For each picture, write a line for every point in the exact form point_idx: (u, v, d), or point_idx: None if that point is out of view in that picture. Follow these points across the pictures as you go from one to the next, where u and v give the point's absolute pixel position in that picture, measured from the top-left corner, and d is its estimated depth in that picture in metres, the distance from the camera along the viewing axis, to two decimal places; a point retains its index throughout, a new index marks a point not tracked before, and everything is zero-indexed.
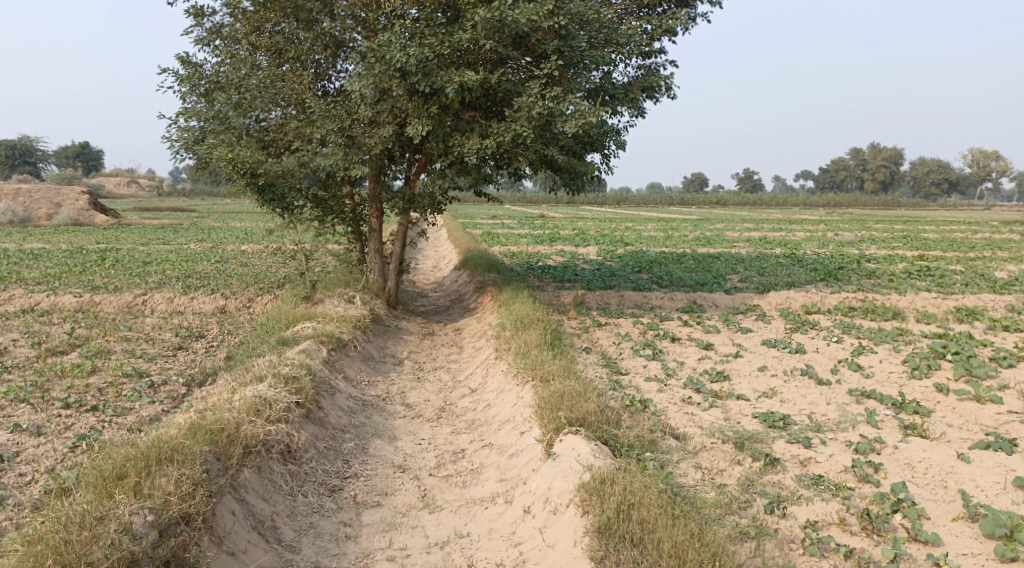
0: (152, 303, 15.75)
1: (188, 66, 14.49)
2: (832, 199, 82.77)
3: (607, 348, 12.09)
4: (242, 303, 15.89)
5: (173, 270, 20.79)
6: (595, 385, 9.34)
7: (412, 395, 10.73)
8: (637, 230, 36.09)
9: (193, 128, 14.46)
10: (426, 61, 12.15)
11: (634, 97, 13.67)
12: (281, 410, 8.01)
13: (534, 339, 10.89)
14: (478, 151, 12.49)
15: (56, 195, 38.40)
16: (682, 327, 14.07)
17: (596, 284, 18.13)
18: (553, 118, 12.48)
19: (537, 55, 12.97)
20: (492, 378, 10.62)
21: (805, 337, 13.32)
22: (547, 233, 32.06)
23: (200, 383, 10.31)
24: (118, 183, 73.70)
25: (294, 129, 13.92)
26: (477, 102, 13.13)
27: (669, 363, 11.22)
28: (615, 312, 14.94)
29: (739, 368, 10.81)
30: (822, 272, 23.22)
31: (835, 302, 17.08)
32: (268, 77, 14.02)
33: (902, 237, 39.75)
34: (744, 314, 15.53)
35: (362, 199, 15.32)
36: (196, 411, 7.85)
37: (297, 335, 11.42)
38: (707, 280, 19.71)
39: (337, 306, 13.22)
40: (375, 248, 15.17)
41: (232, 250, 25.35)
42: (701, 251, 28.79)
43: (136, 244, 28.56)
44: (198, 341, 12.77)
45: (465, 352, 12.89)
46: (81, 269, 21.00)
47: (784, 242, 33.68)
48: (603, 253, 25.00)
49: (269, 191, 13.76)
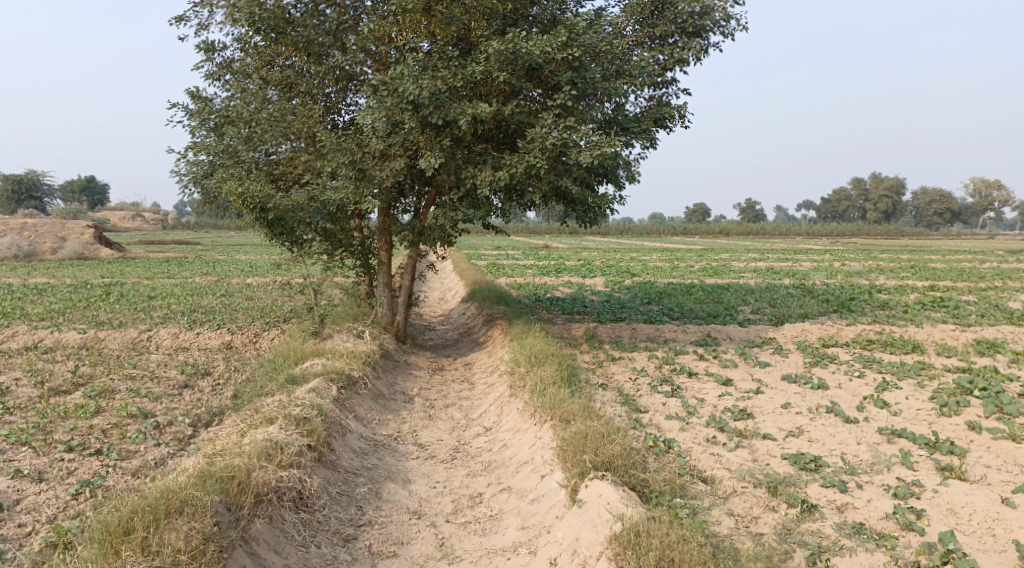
0: (157, 339, 15.47)
1: (197, 100, 14.37)
2: (836, 228, 82.63)
3: (623, 384, 11.77)
4: (248, 338, 15.61)
5: (178, 305, 20.54)
6: (616, 424, 9.02)
7: (425, 434, 10.40)
8: (643, 261, 35.84)
9: (202, 162, 14.31)
10: (438, 94, 11.99)
11: (647, 128, 13.50)
12: (293, 454, 7.70)
13: (550, 376, 10.58)
14: (491, 183, 12.28)
15: (62, 229, 38.24)
16: (699, 361, 13.76)
17: (607, 316, 17.84)
18: (567, 150, 12.27)
19: (549, 87, 12.81)
20: (508, 416, 10.30)
21: (826, 372, 13.00)
22: (553, 264, 31.82)
23: (208, 423, 10.02)
24: (123, 217, 73.82)
25: (304, 163, 13.76)
26: (489, 133, 12.95)
27: (689, 400, 10.91)
28: (629, 346, 14.64)
29: (762, 405, 10.49)
30: (835, 303, 22.91)
31: (852, 334, 16.78)
32: (279, 110, 13.83)
33: (910, 267, 39.49)
34: (760, 347, 15.22)
35: (371, 232, 15.13)
36: (204, 455, 7.55)
37: (307, 372, 11.13)
38: (719, 312, 19.42)
39: (346, 342, 12.94)
40: (383, 282, 14.92)
41: (237, 283, 25.12)
42: (710, 281, 28.49)
43: (141, 278, 28.37)
44: (204, 379, 12.49)
45: (477, 388, 12.57)
46: (85, 304, 20.75)
47: (793, 273, 33.42)
48: (612, 285, 24.73)
49: (278, 225, 13.55)
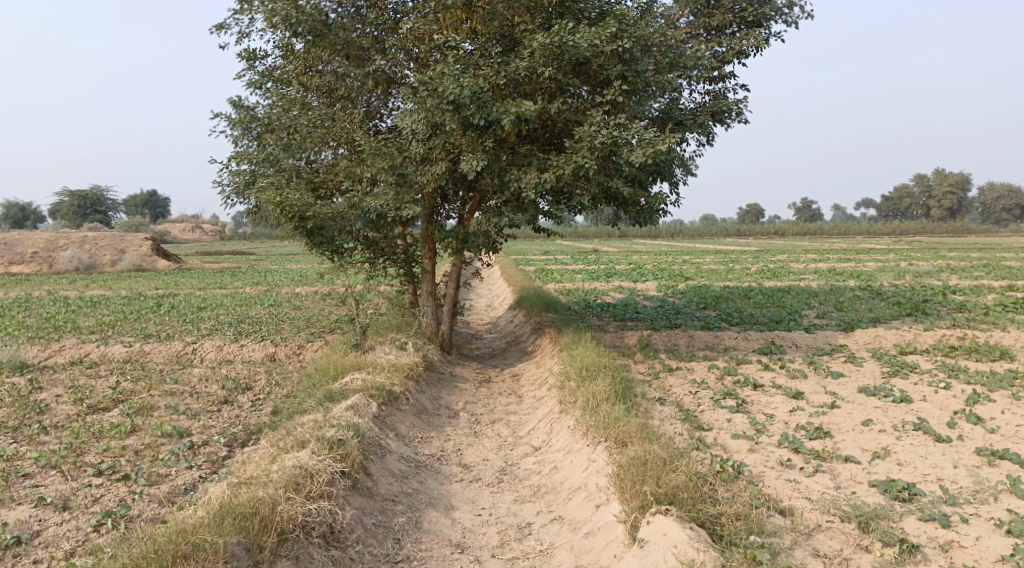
0: (201, 351, 15.03)
1: (239, 110, 13.86)
2: (898, 227, 79.94)
3: (683, 397, 10.93)
4: (293, 349, 15.08)
5: (226, 316, 20.19)
6: (678, 446, 8.20)
7: (470, 454, 9.70)
8: (698, 264, 34.77)
9: (244, 171, 13.78)
10: (480, 92, 11.34)
11: (704, 121, 12.57)
12: (324, 484, 7.09)
13: (603, 390, 9.80)
14: (537, 185, 11.57)
15: (120, 242, 38.56)
16: (765, 371, 12.82)
17: (662, 323, 16.99)
18: (618, 148, 11.48)
19: (598, 82, 12.04)
20: (558, 435, 9.55)
21: (906, 384, 12.01)
22: (605, 268, 30.94)
23: (244, 443, 9.45)
24: (183, 229, 75.00)
25: (344, 169, 13.21)
26: (535, 133, 12.23)
27: (757, 416, 10.04)
28: (686, 355, 13.77)
29: (838, 423, 9.60)
30: (906, 305, 21.73)
31: (930, 341, 15.66)
32: (319, 116, 13.28)
33: (980, 265, 37.75)
34: (830, 355, 14.21)
35: (415, 238, 14.54)
36: (228, 484, 6.96)
37: (346, 388, 10.51)
38: (783, 317, 18.43)
39: (389, 353, 12.34)
40: (428, 290, 14.29)
41: (287, 293, 24.81)
42: (769, 284, 27.37)
43: (194, 289, 28.30)
44: (245, 394, 11.98)
45: (526, 403, 11.83)
46: (135, 317, 20.51)
47: (857, 274, 32.04)
48: (666, 289, 23.83)
49: (319, 233, 13.03)
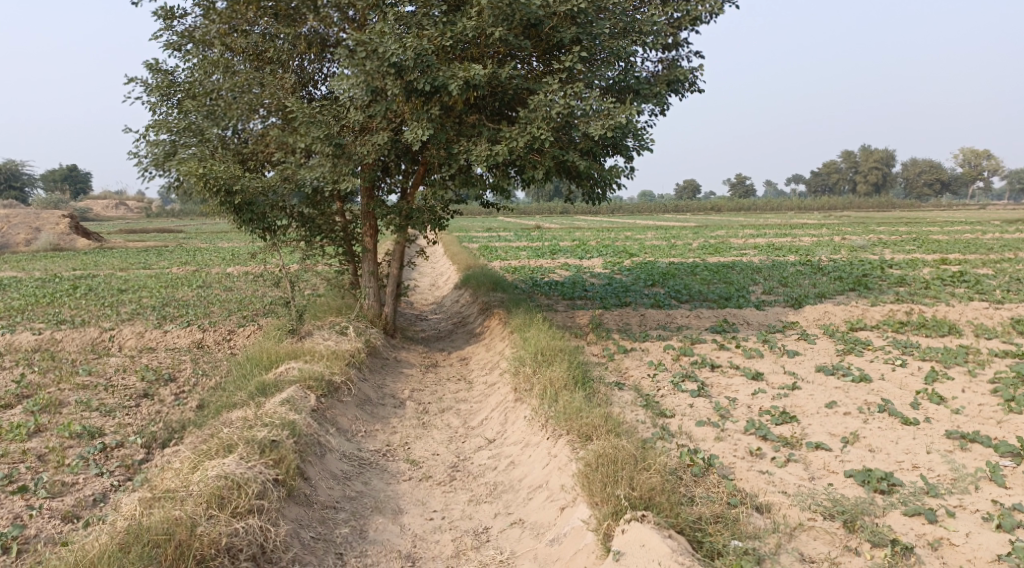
0: (120, 339, 13.96)
1: (157, 74, 12.78)
2: (828, 202, 81.40)
3: (640, 381, 10.42)
4: (222, 335, 14.12)
5: (150, 299, 18.99)
6: (643, 438, 7.68)
7: (418, 448, 9.04)
8: (639, 240, 34.48)
9: (164, 142, 12.61)
10: (424, 55, 10.56)
11: (659, 92, 12.00)
12: (254, 497, 6.38)
13: (560, 377, 9.22)
14: (487, 159, 10.90)
15: (37, 221, 36.48)
16: (720, 351, 12.40)
17: (611, 301, 16.49)
18: (572, 119, 10.86)
19: (550, 46, 11.38)
20: (513, 427, 8.95)
21: (863, 362, 11.72)
22: (547, 245, 30.37)
23: (164, 443, 8.78)
24: (106, 206, 71.93)
25: (276, 140, 12.24)
26: (482, 102, 11.49)
27: (719, 400, 9.58)
28: (639, 334, 13.28)
29: (802, 406, 9.19)
30: (850, 280, 21.70)
31: (879, 316, 15.48)
32: (243, 81, 12.25)
33: (912, 238, 38.36)
34: (783, 332, 13.87)
35: (354, 215, 13.70)
36: (140, 502, 6.21)
37: (280, 378, 9.70)
38: (731, 293, 18.11)
39: (327, 339, 11.53)
40: (369, 270, 13.45)
41: (217, 273, 23.63)
42: (711, 259, 27.18)
43: (115, 270, 26.78)
44: (167, 387, 11.06)
45: (475, 389, 11.19)
46: (49, 301, 19.16)
47: (796, 249, 32.14)
48: (610, 265, 23.38)
49: (248, 209, 12.10)
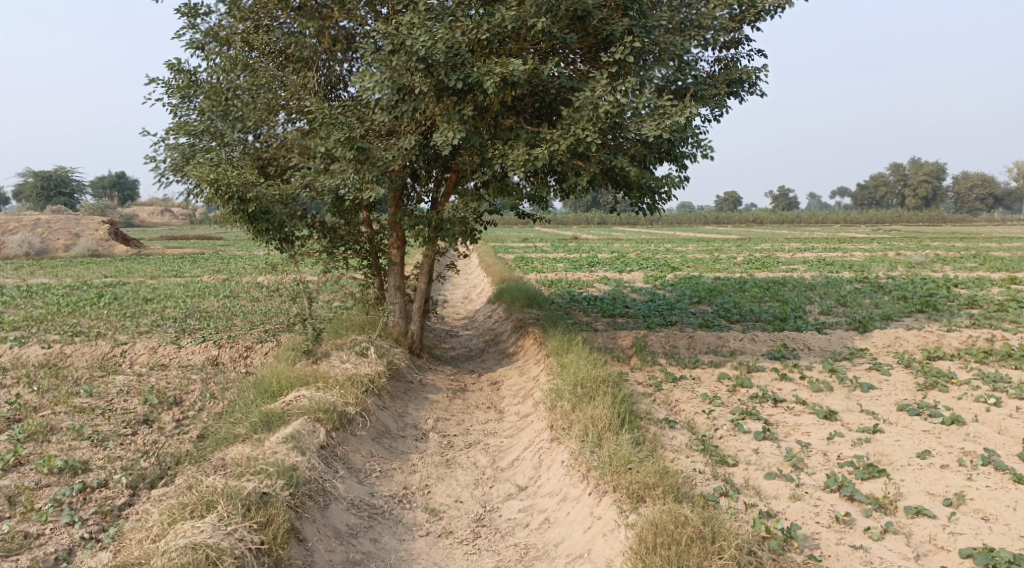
0: (131, 355, 12.97)
1: (177, 73, 11.72)
2: (876, 215, 78.75)
3: (696, 419, 9.11)
4: (238, 351, 13.07)
5: (172, 310, 18.04)
6: (703, 500, 6.50)
7: (439, 492, 7.89)
8: (683, 253, 32.96)
9: (181, 146, 11.59)
10: (456, 48, 9.43)
11: (719, 94, 10.75)
12: None
13: (605, 415, 8.00)
14: (525, 164, 9.71)
15: (75, 226, 36.06)
16: (782, 382, 11.03)
17: (656, 320, 15.15)
18: (622, 120, 9.65)
19: (598, 41, 10.20)
20: (550, 472, 7.79)
21: (948, 400, 10.26)
22: (586, 257, 29.03)
23: (153, 483, 7.76)
24: (151, 212, 72.13)
25: (296, 144, 11.18)
26: (520, 103, 10.33)
27: (789, 445, 8.24)
28: (690, 360, 11.98)
29: (888, 456, 7.83)
30: (915, 300, 20.06)
31: (956, 343, 13.93)
32: (265, 79, 11.29)
33: (970, 255, 36.30)
34: (852, 361, 12.44)
35: (381, 226, 12.58)
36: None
37: (288, 409, 8.57)
38: (787, 314, 16.67)
39: (345, 362, 10.38)
40: (395, 284, 12.27)
41: (246, 283, 22.69)
42: (761, 275, 25.68)
43: (145, 277, 26.02)
44: (170, 412, 10.03)
45: (507, 421, 10.00)
46: (69, 310, 18.30)
47: (850, 265, 30.40)
48: (654, 280, 22.00)
49: (263, 219, 11.04)
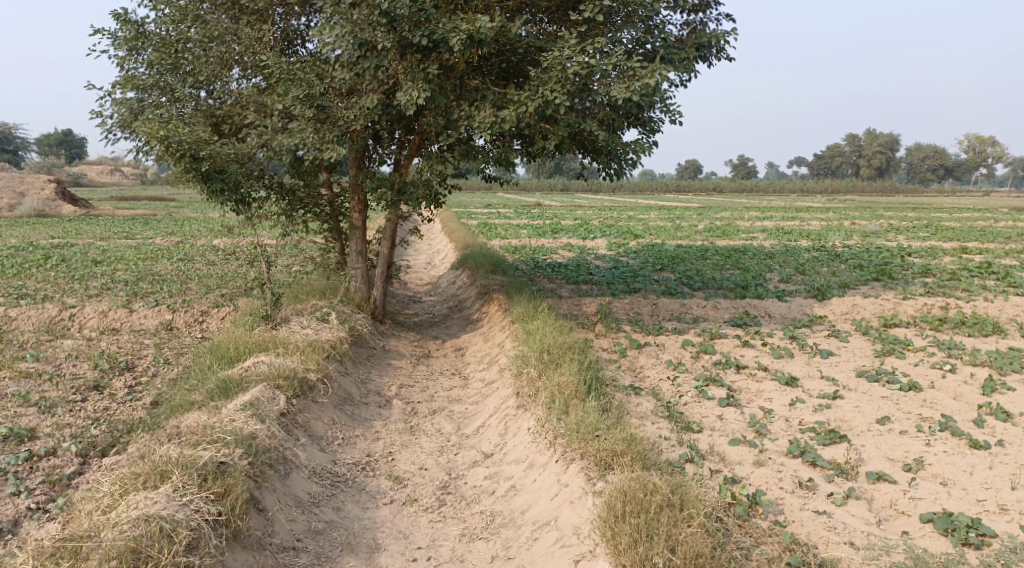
0: (81, 319, 12.59)
1: (125, 25, 11.21)
2: (832, 185, 79.76)
3: (660, 386, 9.11)
4: (194, 316, 12.76)
5: (124, 273, 17.56)
6: (668, 468, 6.50)
7: (403, 460, 7.79)
8: (643, 220, 33.01)
9: (129, 100, 11.19)
10: (421, 4, 9.24)
11: (688, 57, 10.62)
12: (182, 550, 5.45)
13: (570, 382, 7.95)
14: (492, 126, 9.54)
15: (21, 185, 34.95)
16: (744, 349, 11.09)
17: (618, 287, 15.13)
18: (590, 82, 9.48)
19: (567, 0, 9.99)
20: (515, 439, 7.74)
21: (905, 367, 10.41)
22: (546, 223, 28.90)
23: (104, 451, 7.55)
24: (101, 173, 70.27)
25: (252, 101, 10.83)
26: (486, 64, 10.11)
27: (752, 412, 8.27)
28: (653, 327, 11.98)
29: (849, 422, 7.91)
30: (872, 269, 20.34)
31: (912, 311, 14.15)
32: (217, 31, 10.97)
33: (922, 225, 36.94)
34: (811, 328, 12.56)
35: (343, 189, 12.31)
36: (34, 556, 5.37)
37: (246, 375, 8.36)
38: (748, 281, 16.78)
39: (305, 327, 10.16)
40: (356, 249, 12.03)
41: (201, 245, 22.19)
42: (721, 243, 25.83)
43: (95, 239, 25.32)
44: (122, 378, 9.75)
45: (471, 387, 9.91)
46: (15, 273, 17.72)
47: (807, 234, 30.75)
48: (616, 247, 22.00)
49: (218, 178, 10.70)
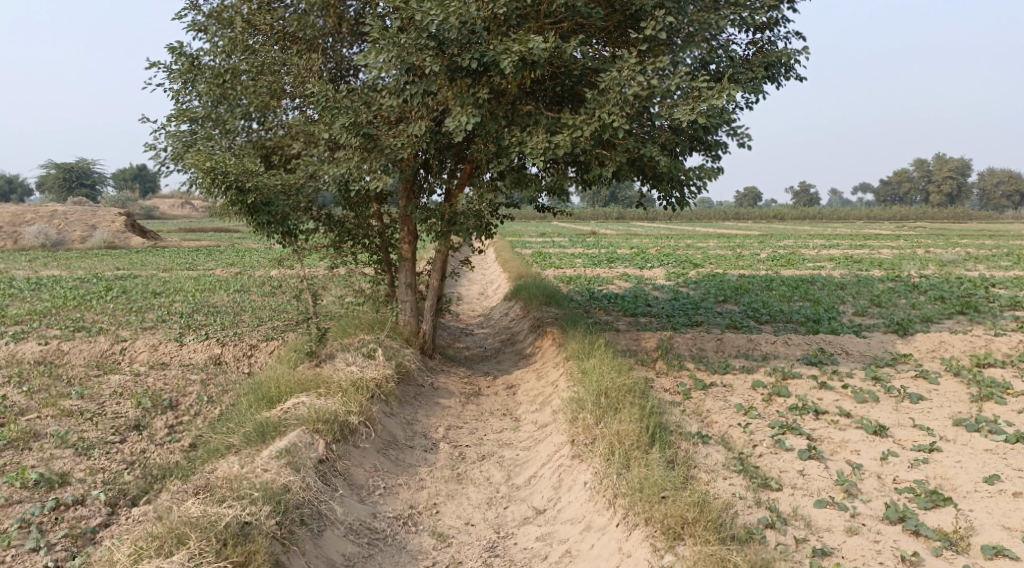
0: (130, 352, 12.25)
1: (178, 57, 10.95)
2: (900, 212, 77.17)
3: (731, 433, 8.28)
4: (242, 350, 12.33)
5: (179, 305, 17.33)
6: (738, 538, 5.86)
7: (448, 514, 7.19)
8: (704, 249, 32.00)
9: (183, 133, 10.82)
10: (472, 24, 8.67)
11: (758, 77, 9.89)
12: None
13: (631, 429, 7.23)
14: (546, 152, 8.93)
15: (92, 217, 35.57)
16: (822, 391, 10.16)
17: (681, 320, 14.29)
18: (651, 104, 8.83)
19: (627, 18, 9.37)
20: (571, 493, 7.08)
21: (1007, 415, 9.37)
22: (605, 253, 28.10)
23: (134, 500, 7.11)
24: (171, 205, 71.97)
25: (298, 129, 10.43)
26: (540, 87, 9.54)
27: (838, 466, 7.40)
28: (720, 365, 11.13)
29: (951, 480, 7.00)
30: (953, 301, 19.07)
31: (1006, 349, 12.98)
32: (267, 60, 10.59)
33: (1000, 253, 35.13)
34: (895, 368, 11.54)
35: (392, 219, 11.81)
36: None
37: (285, 417, 7.81)
38: (820, 314, 15.77)
39: (350, 364, 9.58)
40: (405, 281, 11.48)
41: (259, 276, 21.99)
42: (787, 273, 24.74)
43: (157, 270, 25.40)
44: (163, 417, 9.30)
45: (523, 430, 9.22)
46: (74, 304, 17.66)
47: (878, 262, 29.37)
48: (676, 277, 21.12)
49: (265, 211, 10.30)
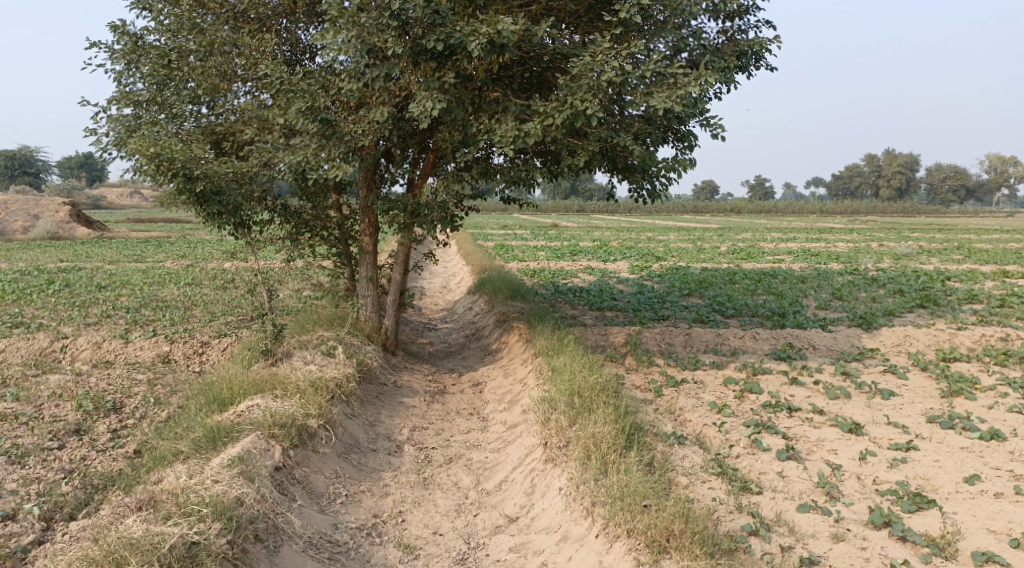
0: (72, 350, 11.61)
1: (120, 37, 10.33)
2: (851, 206, 78.31)
3: (706, 433, 8.01)
4: (193, 347, 11.76)
5: (125, 299, 16.58)
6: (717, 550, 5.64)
7: (415, 522, 6.82)
8: (664, 241, 31.88)
9: (126, 117, 10.22)
10: (435, 5, 8.25)
11: (729, 66, 9.62)
12: None
13: (607, 431, 6.92)
14: (515, 141, 8.56)
15: (34, 207, 34.25)
16: (793, 387, 9.97)
17: (647, 314, 14.04)
18: (624, 92, 8.51)
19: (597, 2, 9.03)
20: (545, 500, 6.77)
21: (978, 411, 9.26)
22: (566, 245, 27.82)
23: (72, 515, 6.63)
24: (120, 195, 70.04)
25: (252, 115, 9.90)
26: (508, 73, 9.15)
27: (817, 467, 7.17)
28: (689, 361, 10.89)
29: (932, 480, 6.83)
30: (912, 294, 19.15)
31: (970, 343, 12.94)
32: (217, 41, 10.08)
33: (951, 247, 35.64)
34: (863, 363, 11.41)
35: (352, 210, 11.34)
36: None
37: (239, 420, 7.35)
38: (785, 308, 15.65)
39: (308, 363, 9.12)
40: (366, 274, 11.00)
41: (212, 269, 21.28)
42: (747, 266, 24.70)
43: (104, 263, 24.48)
44: (107, 420, 8.76)
45: (491, 430, 8.86)
46: (13, 298, 16.81)
47: (836, 256, 29.55)
48: (640, 271, 20.90)
49: (216, 201, 9.76)
